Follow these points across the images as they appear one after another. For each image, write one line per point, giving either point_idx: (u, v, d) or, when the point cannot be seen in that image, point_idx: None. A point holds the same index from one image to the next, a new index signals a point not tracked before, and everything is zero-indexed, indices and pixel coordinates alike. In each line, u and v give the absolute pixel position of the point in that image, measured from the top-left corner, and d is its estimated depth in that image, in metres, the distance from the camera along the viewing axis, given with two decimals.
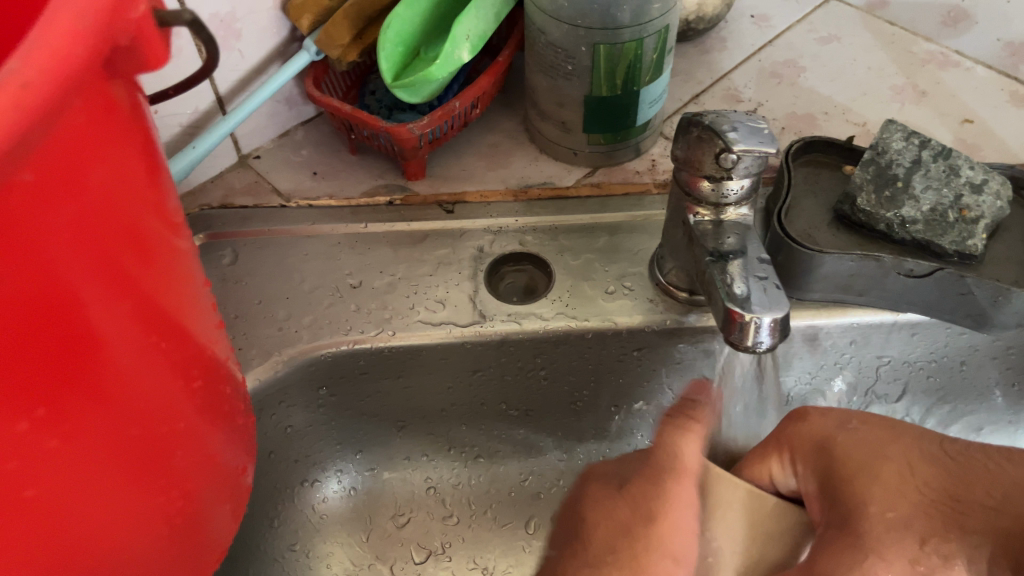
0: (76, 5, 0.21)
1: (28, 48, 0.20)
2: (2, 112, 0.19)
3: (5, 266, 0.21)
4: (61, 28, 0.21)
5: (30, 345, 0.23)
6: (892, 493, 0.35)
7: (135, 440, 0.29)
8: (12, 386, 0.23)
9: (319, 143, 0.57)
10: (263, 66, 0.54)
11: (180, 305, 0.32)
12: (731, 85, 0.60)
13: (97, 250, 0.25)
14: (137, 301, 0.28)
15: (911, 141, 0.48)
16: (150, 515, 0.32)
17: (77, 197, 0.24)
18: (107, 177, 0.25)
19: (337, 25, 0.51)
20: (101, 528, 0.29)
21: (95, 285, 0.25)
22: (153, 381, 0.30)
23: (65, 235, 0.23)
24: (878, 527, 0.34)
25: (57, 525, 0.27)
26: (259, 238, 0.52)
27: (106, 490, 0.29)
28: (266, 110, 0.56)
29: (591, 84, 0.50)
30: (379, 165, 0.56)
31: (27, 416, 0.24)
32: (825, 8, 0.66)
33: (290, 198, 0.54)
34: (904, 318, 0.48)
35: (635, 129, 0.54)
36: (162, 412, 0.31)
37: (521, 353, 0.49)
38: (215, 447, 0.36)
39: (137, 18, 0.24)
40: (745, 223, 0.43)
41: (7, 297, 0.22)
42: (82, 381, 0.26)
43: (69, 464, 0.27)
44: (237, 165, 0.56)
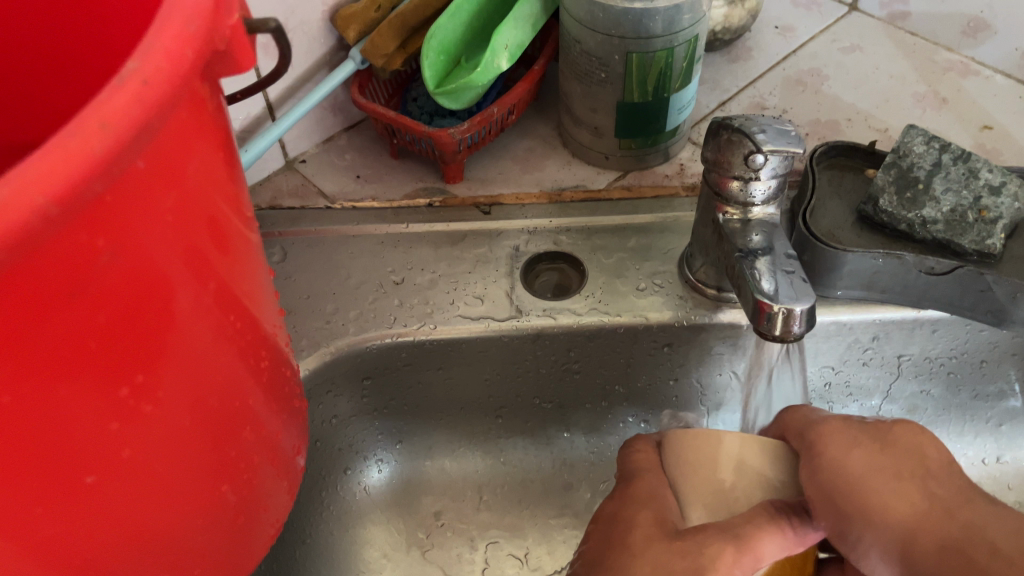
0: (183, 13, 0.24)
1: (147, 49, 0.23)
2: (126, 104, 0.22)
3: (118, 244, 0.24)
4: (172, 31, 0.23)
5: (135, 318, 0.26)
6: (897, 490, 0.38)
7: (213, 412, 0.32)
8: (119, 353, 0.26)
9: (362, 148, 0.60)
10: (310, 74, 0.57)
11: (250, 290, 0.34)
12: (756, 93, 0.62)
13: (190, 235, 0.28)
14: (219, 284, 0.31)
15: (931, 145, 0.50)
16: (221, 484, 0.35)
17: (177, 186, 0.27)
18: (200, 169, 0.28)
19: (381, 35, 0.54)
20: (182, 494, 0.32)
21: (186, 267, 0.28)
22: (229, 358, 0.33)
23: (166, 219, 0.26)
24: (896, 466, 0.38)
25: (147, 487, 0.30)
26: (307, 238, 0.55)
27: (188, 457, 0.32)
28: (312, 116, 0.59)
29: (623, 91, 0.53)
30: (420, 169, 0.58)
31: (128, 383, 0.27)
32: (848, 19, 0.69)
33: (335, 199, 0.57)
34: (925, 314, 0.50)
35: (664, 134, 0.56)
36: (235, 389, 0.34)
37: (556, 347, 0.52)
38: (276, 425, 0.39)
39: (232, 24, 0.27)
40: (772, 221, 0.46)
41: (119, 273, 0.25)
42: (175, 352, 0.29)
43: (160, 430, 0.29)
44: (284, 168, 0.59)
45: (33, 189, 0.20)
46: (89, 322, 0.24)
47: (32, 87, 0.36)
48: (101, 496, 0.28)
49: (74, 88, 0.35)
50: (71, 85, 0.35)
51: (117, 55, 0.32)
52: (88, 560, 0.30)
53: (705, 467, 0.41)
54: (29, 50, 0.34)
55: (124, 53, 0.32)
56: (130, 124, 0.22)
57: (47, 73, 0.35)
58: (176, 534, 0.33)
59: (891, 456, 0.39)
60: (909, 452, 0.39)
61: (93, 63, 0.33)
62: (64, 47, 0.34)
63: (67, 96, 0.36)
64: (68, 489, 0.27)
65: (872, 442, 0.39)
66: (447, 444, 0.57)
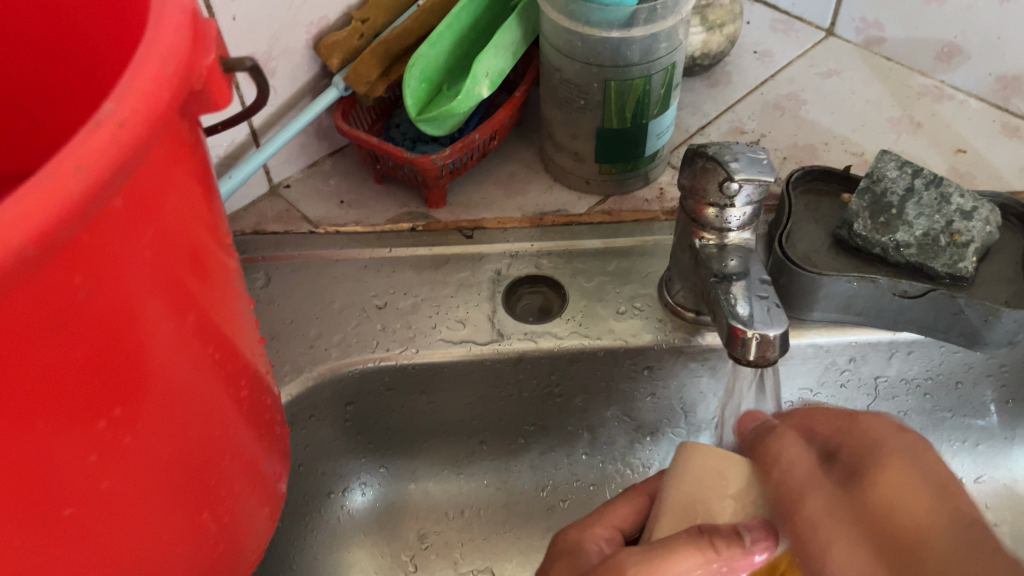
0: (160, 56, 0.24)
1: (124, 91, 0.23)
2: (101, 146, 0.22)
3: (95, 281, 0.25)
4: (149, 74, 0.24)
5: (112, 352, 0.26)
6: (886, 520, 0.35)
7: (192, 442, 0.33)
8: (96, 387, 0.26)
9: (346, 173, 0.61)
10: (295, 101, 0.57)
11: (230, 320, 0.35)
12: (735, 117, 0.63)
13: (169, 269, 0.28)
14: (198, 315, 0.31)
15: (904, 170, 0.51)
16: (200, 514, 0.35)
17: (155, 224, 0.27)
18: (178, 205, 0.29)
19: (364, 62, 0.54)
20: (160, 523, 0.32)
21: (165, 301, 0.29)
22: (208, 388, 0.33)
23: (144, 255, 0.27)
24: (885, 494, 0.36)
25: (126, 518, 0.30)
26: (291, 262, 0.56)
27: (168, 486, 0.32)
28: (297, 142, 0.59)
29: (603, 117, 0.54)
30: (403, 194, 0.59)
31: (106, 416, 0.27)
32: (825, 44, 0.70)
33: (318, 224, 0.57)
34: (901, 336, 0.51)
35: (644, 158, 0.57)
36: (214, 418, 0.34)
37: (538, 370, 0.52)
38: (257, 453, 0.39)
39: (209, 65, 0.27)
40: (748, 246, 0.46)
41: (96, 309, 0.25)
42: (153, 384, 0.29)
43: (139, 461, 0.30)
44: (269, 193, 0.59)
45: (8, 231, 0.20)
46: (67, 358, 0.25)
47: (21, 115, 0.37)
48: (79, 529, 0.29)
49: (60, 114, 0.36)
50: (59, 113, 0.36)
51: (103, 83, 0.33)
52: None
53: (690, 487, 0.41)
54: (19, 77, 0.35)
55: (110, 83, 0.32)
56: (106, 165, 0.22)
57: (32, 100, 0.36)
58: (156, 564, 0.33)
59: (864, 473, 0.37)
60: (885, 468, 0.37)
61: (81, 92, 0.34)
62: (58, 78, 0.35)
63: (53, 123, 0.37)
64: (45, 521, 0.27)
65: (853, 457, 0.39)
66: (432, 466, 0.58)
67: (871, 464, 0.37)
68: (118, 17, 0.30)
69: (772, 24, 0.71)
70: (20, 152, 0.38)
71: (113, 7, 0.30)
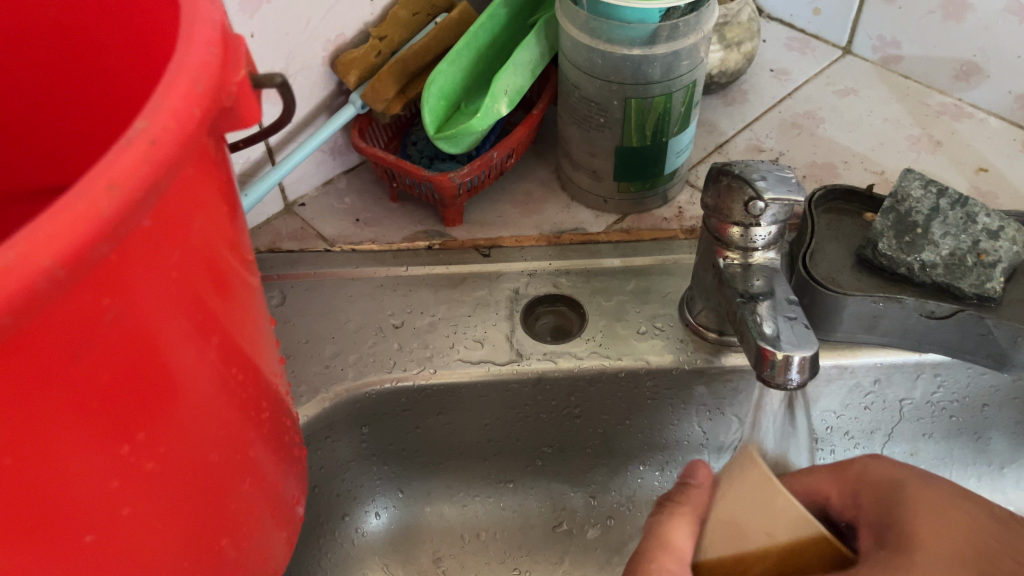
0: (191, 73, 0.24)
1: (155, 109, 0.23)
2: (134, 165, 0.22)
3: (123, 302, 0.24)
4: (180, 91, 0.23)
5: (137, 376, 0.26)
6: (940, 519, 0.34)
7: (213, 466, 0.32)
8: (120, 412, 0.26)
9: (361, 192, 0.60)
10: (311, 119, 0.57)
11: (252, 341, 0.34)
12: (753, 136, 0.63)
13: (194, 289, 0.28)
14: (221, 335, 0.31)
15: (929, 189, 0.50)
16: (219, 539, 0.34)
17: (182, 243, 0.26)
18: (205, 225, 0.28)
19: (382, 80, 0.54)
20: (180, 550, 0.32)
21: (189, 323, 0.28)
22: (230, 411, 0.32)
23: (170, 275, 0.26)
24: (923, 498, 0.35)
25: (147, 545, 0.30)
26: (307, 281, 0.55)
27: (189, 511, 0.31)
28: (313, 160, 0.59)
29: (622, 135, 0.53)
30: (420, 212, 0.58)
31: (129, 441, 0.26)
32: (841, 62, 0.69)
33: (334, 242, 0.57)
34: (926, 358, 0.50)
35: (663, 177, 0.56)
36: (235, 441, 0.33)
37: (557, 391, 0.51)
38: (276, 476, 0.38)
39: (239, 82, 0.27)
40: (774, 266, 0.46)
41: (121, 331, 0.24)
42: (176, 408, 0.28)
43: (161, 486, 0.29)
44: (284, 212, 0.59)
45: (39, 252, 0.20)
46: (91, 382, 0.24)
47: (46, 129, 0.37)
48: (100, 557, 0.28)
49: (79, 135, 0.36)
50: (86, 126, 0.36)
51: (128, 102, 0.33)
52: None
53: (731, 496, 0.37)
54: (47, 89, 0.35)
55: (136, 102, 0.32)
56: (137, 185, 0.22)
57: (59, 113, 0.36)
58: None
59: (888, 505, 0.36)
60: (914, 506, 0.35)
61: (112, 104, 0.34)
62: (87, 90, 0.34)
63: (75, 139, 0.37)
64: (66, 550, 0.26)
65: (882, 492, 0.37)
66: (447, 489, 0.57)
67: (894, 499, 0.36)
68: (145, 35, 0.30)
69: (787, 43, 0.71)
70: (46, 166, 0.38)
71: (140, 25, 0.30)
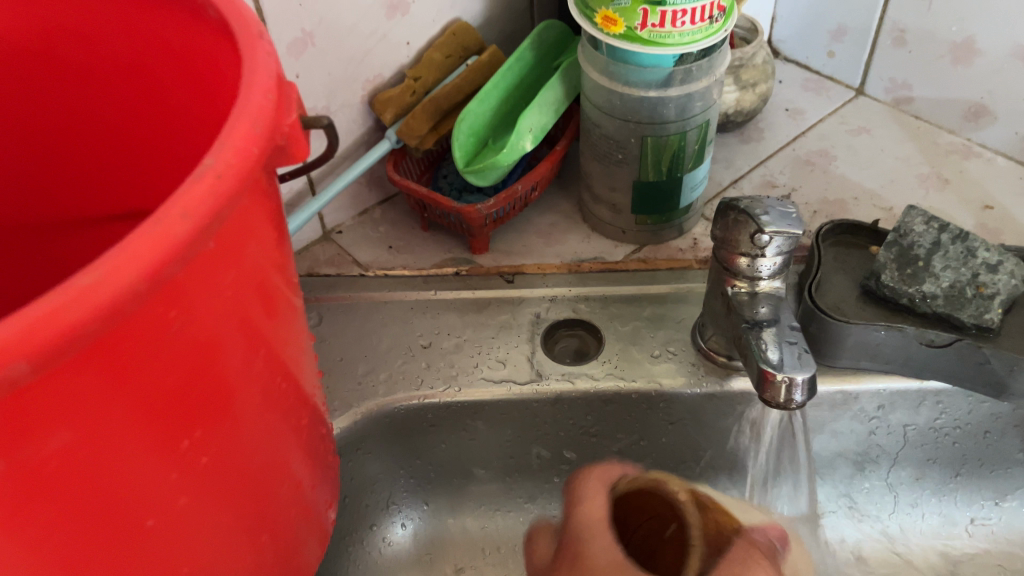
0: (251, 117, 0.28)
1: (221, 148, 0.27)
2: (203, 195, 0.26)
3: (188, 314, 0.28)
4: (241, 133, 0.27)
5: (198, 378, 0.30)
6: None
7: (259, 466, 0.36)
8: (181, 414, 0.29)
9: (395, 221, 0.64)
10: (349, 152, 0.61)
11: (295, 354, 0.38)
12: (766, 172, 0.66)
13: (247, 305, 0.32)
14: (269, 348, 0.35)
15: (931, 225, 0.53)
16: (262, 534, 0.38)
17: (239, 264, 0.30)
18: (258, 249, 0.32)
19: (417, 118, 0.58)
20: (228, 541, 0.35)
21: (242, 334, 0.32)
22: (274, 415, 0.36)
23: (228, 291, 0.30)
24: None
25: (201, 532, 0.33)
26: (342, 304, 0.59)
27: (237, 504, 0.35)
28: (350, 190, 0.63)
29: (639, 170, 0.57)
30: (448, 241, 0.62)
31: (188, 437, 0.30)
32: (855, 103, 0.72)
33: (368, 267, 0.61)
34: (928, 385, 0.52)
35: (679, 210, 0.60)
36: (278, 444, 0.37)
37: (574, 411, 0.54)
38: (313, 481, 0.42)
39: (291, 123, 0.31)
40: (778, 295, 0.49)
41: (187, 340, 0.28)
42: (228, 410, 0.32)
43: (214, 480, 0.33)
44: (322, 238, 0.63)
45: (123, 270, 0.24)
46: (158, 383, 0.28)
47: (122, 152, 0.42)
48: (161, 541, 0.31)
49: (144, 172, 0.41)
50: (156, 153, 0.40)
51: (191, 143, 0.38)
52: None
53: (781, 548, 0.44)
54: (127, 117, 0.40)
55: (201, 131, 0.37)
56: (207, 212, 0.26)
57: (135, 140, 0.41)
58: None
59: None
60: None
61: (181, 137, 0.38)
62: (159, 120, 0.39)
63: (145, 164, 0.41)
64: (131, 535, 0.30)
65: None
66: (470, 503, 0.60)
67: None
68: (212, 76, 0.34)
69: (804, 84, 0.75)
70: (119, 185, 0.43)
71: (207, 67, 0.34)
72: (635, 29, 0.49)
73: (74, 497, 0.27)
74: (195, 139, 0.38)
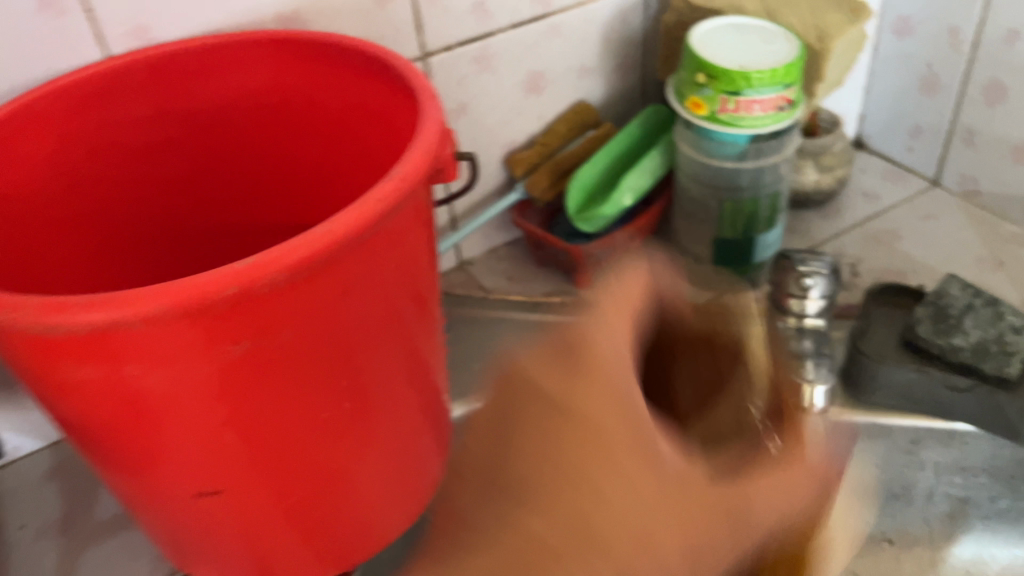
0: (423, 146, 0.43)
1: (403, 164, 0.42)
2: (389, 191, 0.41)
3: (373, 271, 0.43)
4: (417, 156, 0.43)
5: (370, 315, 0.45)
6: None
7: (399, 389, 0.51)
8: (356, 337, 0.45)
9: (516, 258, 0.78)
10: (485, 200, 0.77)
11: (433, 322, 0.53)
12: (838, 244, 0.76)
13: (408, 275, 0.47)
14: (417, 309, 0.50)
15: (966, 291, 0.61)
16: (394, 440, 0.53)
17: (408, 245, 0.46)
18: (419, 239, 0.47)
19: (541, 174, 0.72)
20: (371, 438, 0.51)
21: (403, 294, 0.47)
22: (414, 358, 0.51)
23: (398, 262, 0.45)
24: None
25: (357, 424, 0.49)
26: (467, 317, 0.73)
27: (381, 412, 0.50)
28: (484, 231, 0.78)
29: (718, 227, 0.71)
30: (558, 276, 0.76)
31: (358, 355, 0.46)
32: (929, 192, 0.82)
33: (491, 291, 0.75)
34: (955, 427, 0.62)
35: (752, 264, 0.72)
36: (413, 378, 0.52)
37: None
38: (431, 418, 0.57)
39: (446, 155, 0.46)
40: (820, 330, 0.63)
41: (370, 288, 0.44)
42: (385, 343, 0.47)
43: (369, 390, 0.48)
44: (457, 266, 0.78)
45: (339, 227, 0.39)
46: (348, 313, 0.43)
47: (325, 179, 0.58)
48: (330, 422, 0.47)
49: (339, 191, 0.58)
50: (348, 178, 0.57)
51: (381, 172, 0.54)
52: (316, 461, 0.49)
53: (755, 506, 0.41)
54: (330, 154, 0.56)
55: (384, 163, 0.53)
56: (392, 199, 0.41)
57: (334, 171, 0.57)
58: (364, 464, 0.52)
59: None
60: None
61: (372, 167, 0.55)
62: (355, 155, 0.55)
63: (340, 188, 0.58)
64: (312, 412, 0.46)
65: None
66: None
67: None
68: (397, 123, 0.50)
69: (884, 173, 0.85)
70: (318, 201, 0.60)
71: (395, 117, 0.50)
72: (715, 113, 0.62)
73: (287, 375, 0.43)
74: (379, 168, 0.54)
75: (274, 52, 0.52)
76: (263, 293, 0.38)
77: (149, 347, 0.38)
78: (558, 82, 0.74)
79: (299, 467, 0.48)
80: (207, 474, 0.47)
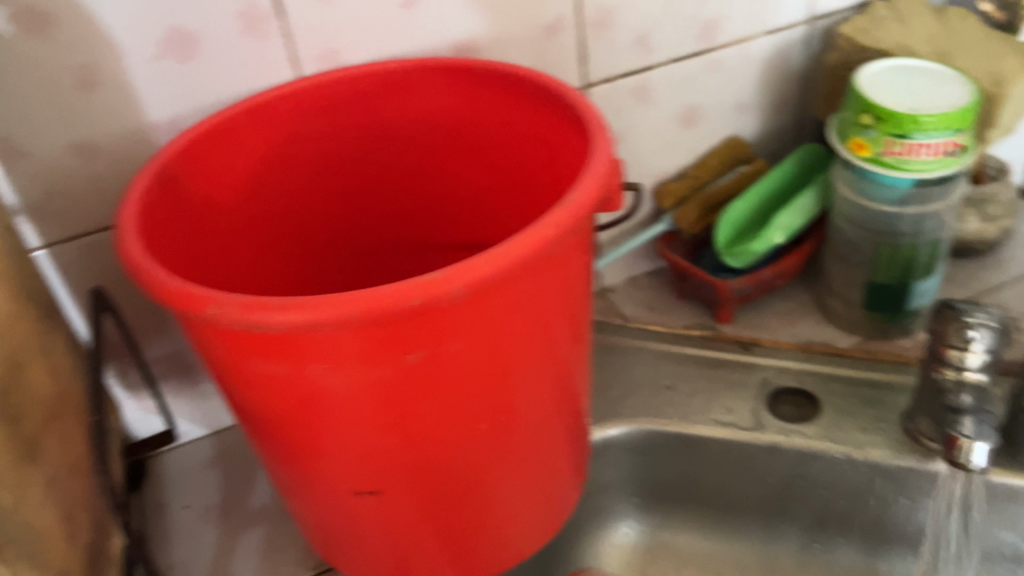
0: (597, 175, 0.44)
1: (578, 191, 0.44)
2: (563, 217, 0.42)
3: (539, 292, 0.45)
4: (591, 185, 0.44)
5: (532, 334, 0.47)
6: None
7: (549, 407, 0.52)
8: (517, 354, 0.47)
9: (658, 288, 0.79)
10: (631, 228, 0.78)
11: (586, 346, 0.54)
12: (1000, 297, 0.73)
13: (570, 298, 0.48)
14: (573, 331, 0.51)
15: None
16: (539, 457, 0.54)
17: (572, 269, 0.47)
18: (582, 264, 0.49)
19: (690, 206, 0.73)
20: (518, 453, 0.52)
21: (563, 315, 0.48)
22: (565, 378, 0.52)
23: (562, 285, 0.47)
24: None
25: (507, 438, 0.51)
26: (607, 343, 0.74)
27: (530, 429, 0.52)
28: (628, 259, 0.79)
29: (873, 271, 0.70)
30: (700, 309, 0.76)
31: (517, 371, 0.47)
32: None
33: (631, 319, 0.76)
34: None
35: (906, 312, 0.70)
36: (562, 398, 0.53)
37: (786, 461, 0.65)
38: (573, 439, 0.58)
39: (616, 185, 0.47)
40: (983, 385, 0.56)
41: (535, 308, 0.45)
42: (541, 362, 0.49)
43: (522, 406, 0.50)
44: (599, 292, 0.80)
45: (514, 249, 0.41)
46: (512, 331, 0.45)
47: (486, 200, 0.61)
48: (484, 435, 0.49)
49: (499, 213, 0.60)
50: (509, 201, 0.59)
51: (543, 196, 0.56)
52: (467, 471, 0.51)
53: None
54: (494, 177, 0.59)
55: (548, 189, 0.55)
56: (565, 225, 0.42)
57: (496, 194, 0.59)
58: (510, 478, 0.53)
59: None
60: None
61: (534, 191, 0.57)
62: (518, 179, 0.57)
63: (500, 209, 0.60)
64: (469, 424, 0.48)
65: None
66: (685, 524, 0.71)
67: None
68: (565, 150, 0.52)
69: None
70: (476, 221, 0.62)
71: (563, 145, 0.52)
72: (881, 155, 0.60)
73: (451, 387, 0.45)
74: (541, 194, 0.56)
75: (451, 79, 0.55)
76: (440, 307, 0.41)
77: (331, 350, 0.41)
78: (713, 116, 0.74)
79: (450, 476, 0.50)
80: (366, 475, 0.49)
